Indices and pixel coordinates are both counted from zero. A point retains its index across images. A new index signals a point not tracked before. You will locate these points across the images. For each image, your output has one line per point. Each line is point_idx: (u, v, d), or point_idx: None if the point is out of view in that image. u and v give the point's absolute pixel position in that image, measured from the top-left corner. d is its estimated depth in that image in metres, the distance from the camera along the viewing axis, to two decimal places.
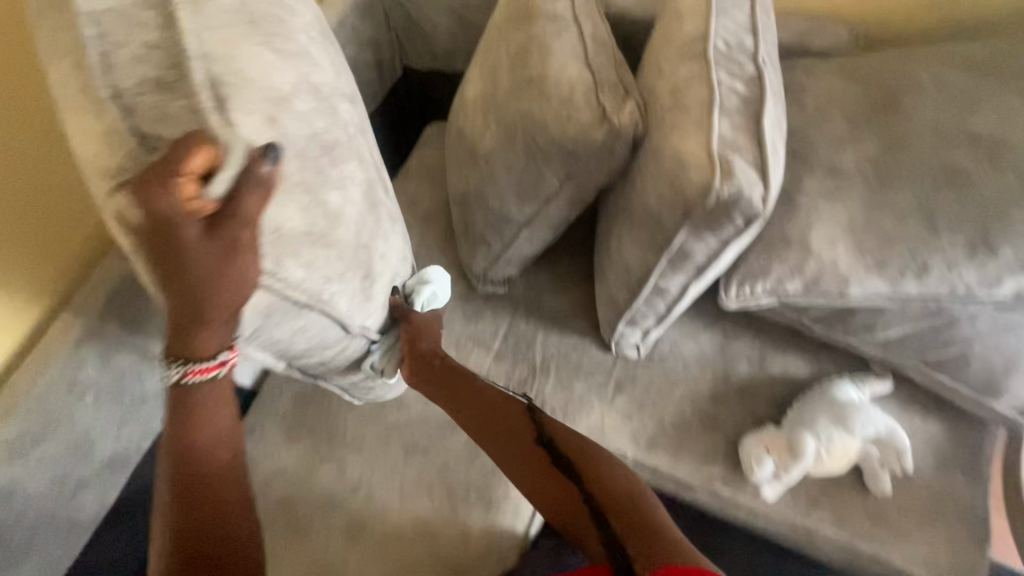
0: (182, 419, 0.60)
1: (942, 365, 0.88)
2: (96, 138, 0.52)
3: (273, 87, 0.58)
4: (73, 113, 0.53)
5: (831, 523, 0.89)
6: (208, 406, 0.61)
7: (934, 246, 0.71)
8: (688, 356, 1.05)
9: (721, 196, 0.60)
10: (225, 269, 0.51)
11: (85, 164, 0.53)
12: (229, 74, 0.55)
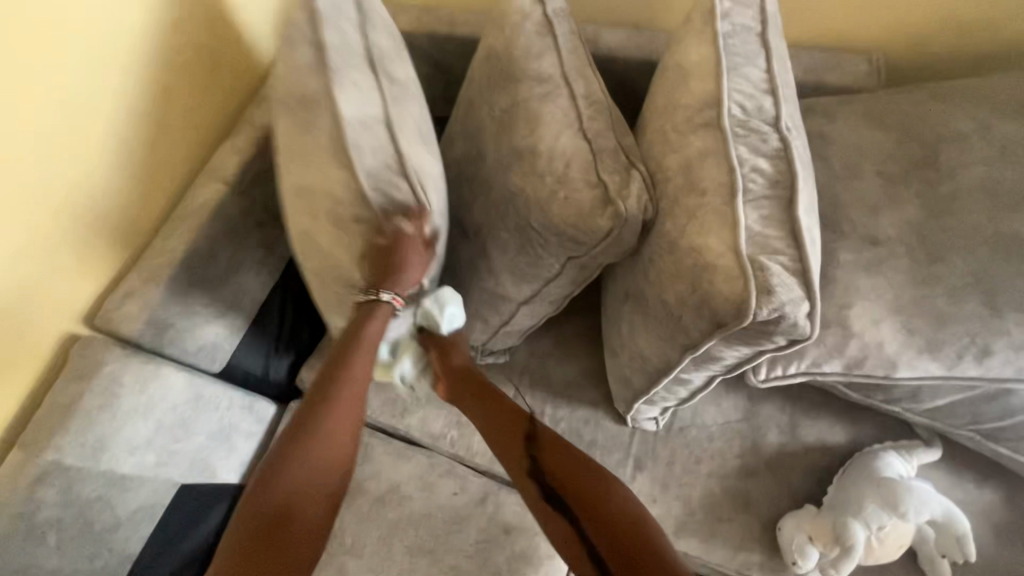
0: (316, 423, 0.71)
1: (999, 434, 0.78)
2: (335, 168, 0.70)
3: (423, 155, 0.73)
4: (318, 152, 0.72)
5: None
6: (343, 419, 0.72)
7: (996, 328, 0.63)
8: (712, 425, 0.95)
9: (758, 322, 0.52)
10: (416, 266, 0.70)
11: (323, 180, 0.70)
12: (414, 145, 0.74)
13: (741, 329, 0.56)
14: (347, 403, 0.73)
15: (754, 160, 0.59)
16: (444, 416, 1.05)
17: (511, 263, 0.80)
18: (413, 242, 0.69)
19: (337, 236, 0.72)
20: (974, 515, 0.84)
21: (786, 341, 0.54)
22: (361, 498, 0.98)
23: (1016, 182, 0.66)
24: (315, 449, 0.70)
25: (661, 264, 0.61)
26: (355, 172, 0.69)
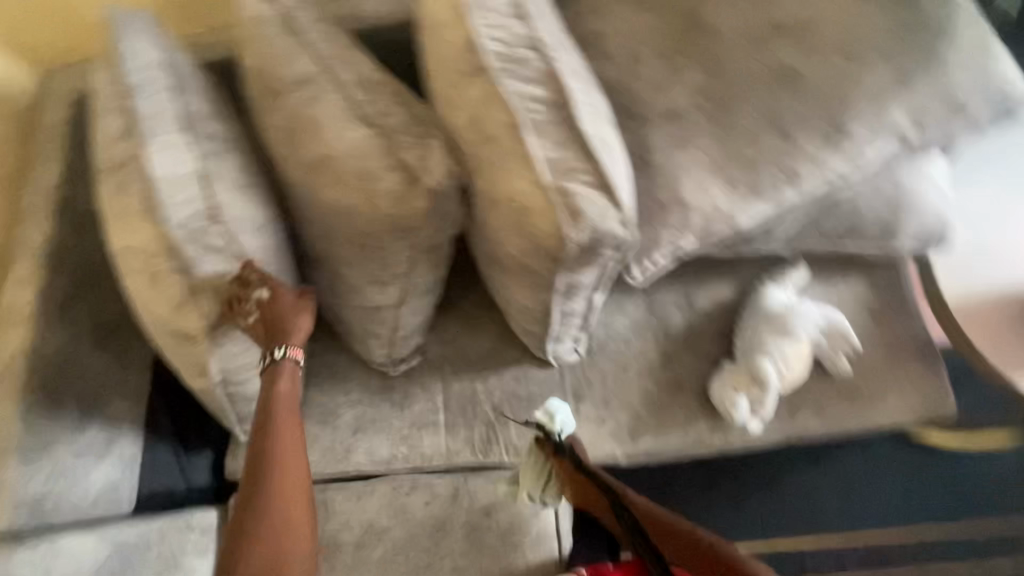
0: (261, 491, 0.66)
1: (843, 234, 0.88)
2: (142, 235, 0.67)
3: (223, 201, 0.69)
4: (124, 232, 0.68)
5: (817, 418, 0.91)
6: (293, 473, 0.69)
7: (794, 150, 0.68)
8: (624, 331, 1.00)
9: (579, 243, 0.54)
10: (298, 318, 0.71)
11: (133, 249, 0.67)
12: (209, 191, 0.69)
13: (575, 255, 0.57)
14: (286, 462, 0.69)
15: (527, 90, 0.59)
16: (387, 438, 1.00)
17: (371, 275, 0.76)
18: (287, 295, 0.70)
19: (160, 295, 0.68)
20: (852, 305, 0.94)
21: (616, 251, 0.56)
22: (340, 554, 0.95)
23: (764, 16, 0.70)
24: (267, 519, 0.65)
25: (492, 220, 0.61)
26: (158, 236, 0.66)
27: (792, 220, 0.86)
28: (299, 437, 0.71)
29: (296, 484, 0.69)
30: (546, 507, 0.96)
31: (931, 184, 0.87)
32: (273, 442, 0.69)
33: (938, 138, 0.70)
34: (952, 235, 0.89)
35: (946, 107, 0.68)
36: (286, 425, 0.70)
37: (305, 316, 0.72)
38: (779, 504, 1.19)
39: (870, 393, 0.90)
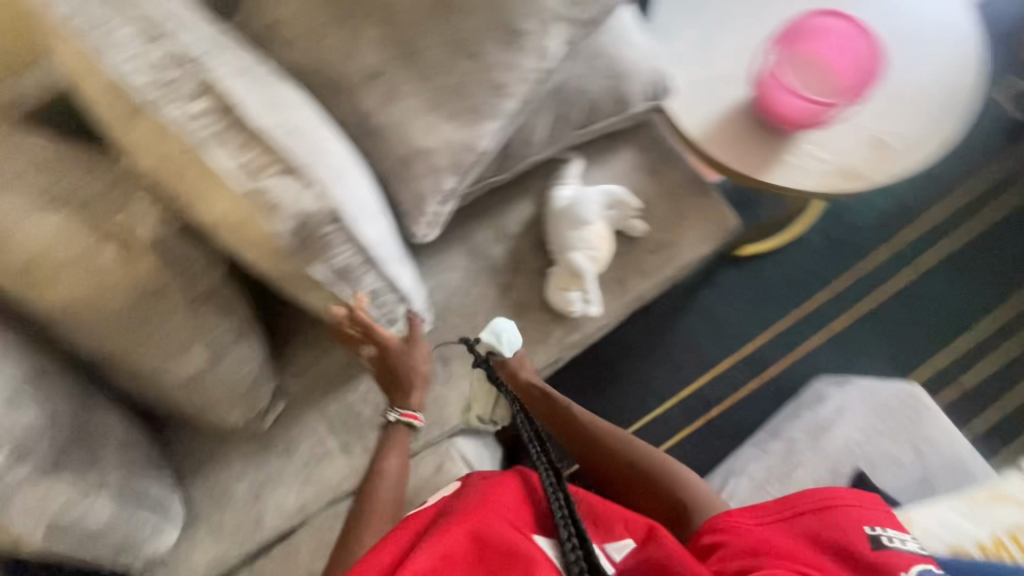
0: (361, 514, 0.83)
1: (587, 117, 0.95)
2: None
3: None
4: None
5: (642, 279, 1.02)
6: (391, 506, 0.85)
7: (486, 65, 0.72)
8: (459, 283, 1.04)
9: (296, 230, 0.55)
10: (416, 364, 0.92)
11: None
12: None
13: (302, 244, 0.57)
14: (389, 494, 0.86)
15: (189, 109, 0.56)
16: (289, 490, 0.96)
17: (160, 349, 0.72)
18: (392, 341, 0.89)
19: None
20: (629, 173, 1.05)
21: (335, 224, 0.57)
22: None
23: None
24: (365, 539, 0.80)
25: (229, 240, 0.60)
26: None
27: (538, 123, 0.93)
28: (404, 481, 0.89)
29: (386, 518, 0.84)
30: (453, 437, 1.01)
31: (632, 44, 0.96)
32: (377, 487, 0.86)
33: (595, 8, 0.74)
34: (674, 80, 1.00)
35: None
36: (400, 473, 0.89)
37: (414, 349, 0.92)
38: (660, 352, 1.44)
39: (672, 239, 1.02)
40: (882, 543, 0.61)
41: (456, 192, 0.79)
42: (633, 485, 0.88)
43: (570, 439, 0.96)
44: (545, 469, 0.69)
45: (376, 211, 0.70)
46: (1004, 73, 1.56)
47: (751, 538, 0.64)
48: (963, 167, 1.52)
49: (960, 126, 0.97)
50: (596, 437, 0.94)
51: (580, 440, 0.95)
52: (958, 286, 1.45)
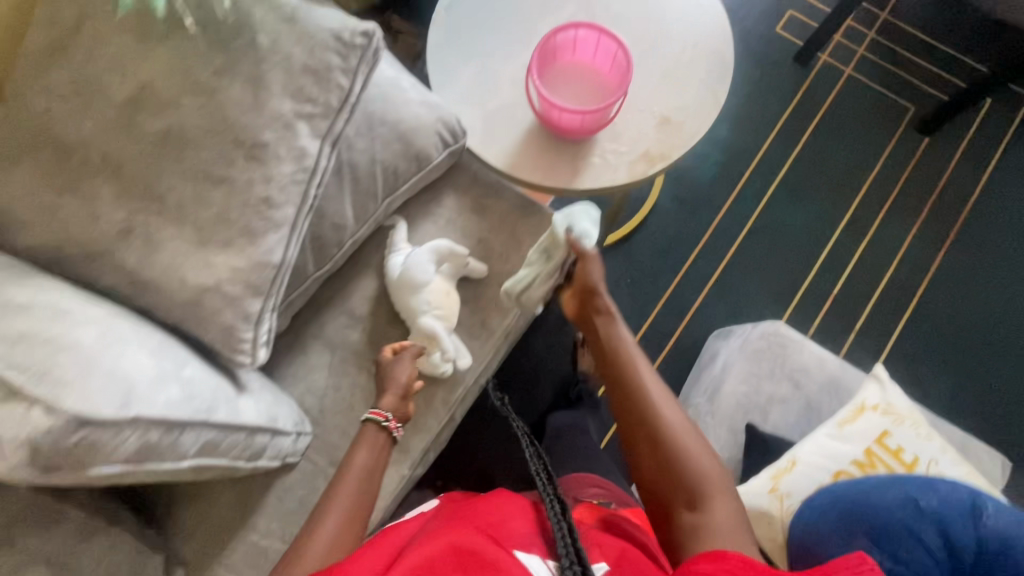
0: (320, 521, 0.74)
1: (391, 183, 0.94)
2: None
3: None
4: None
5: (502, 314, 1.03)
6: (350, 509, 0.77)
7: (240, 186, 0.69)
8: (327, 380, 1.00)
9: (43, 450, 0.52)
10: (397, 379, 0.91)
11: None
12: None
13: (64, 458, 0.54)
14: (349, 497, 0.79)
15: None
16: None
17: None
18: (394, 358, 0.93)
19: None
20: (458, 218, 1.06)
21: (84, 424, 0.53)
22: None
23: (109, 101, 0.66)
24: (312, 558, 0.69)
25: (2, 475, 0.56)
26: None
27: (342, 205, 0.91)
28: (371, 485, 0.83)
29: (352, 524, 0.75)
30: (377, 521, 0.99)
31: (410, 101, 0.95)
32: (342, 488, 0.79)
33: (333, 100, 0.71)
34: (466, 121, 1.03)
35: (311, 77, 0.69)
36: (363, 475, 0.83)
37: (403, 366, 0.92)
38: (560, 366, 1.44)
39: (516, 268, 1.04)
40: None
41: (271, 309, 0.78)
42: (655, 462, 0.68)
43: (621, 395, 0.75)
44: (550, 500, 0.54)
45: (171, 363, 0.66)
46: (787, 8, 1.68)
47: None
48: (778, 102, 1.63)
49: (722, 91, 1.05)
50: (648, 404, 0.72)
51: (633, 401, 0.73)
52: (805, 209, 1.57)
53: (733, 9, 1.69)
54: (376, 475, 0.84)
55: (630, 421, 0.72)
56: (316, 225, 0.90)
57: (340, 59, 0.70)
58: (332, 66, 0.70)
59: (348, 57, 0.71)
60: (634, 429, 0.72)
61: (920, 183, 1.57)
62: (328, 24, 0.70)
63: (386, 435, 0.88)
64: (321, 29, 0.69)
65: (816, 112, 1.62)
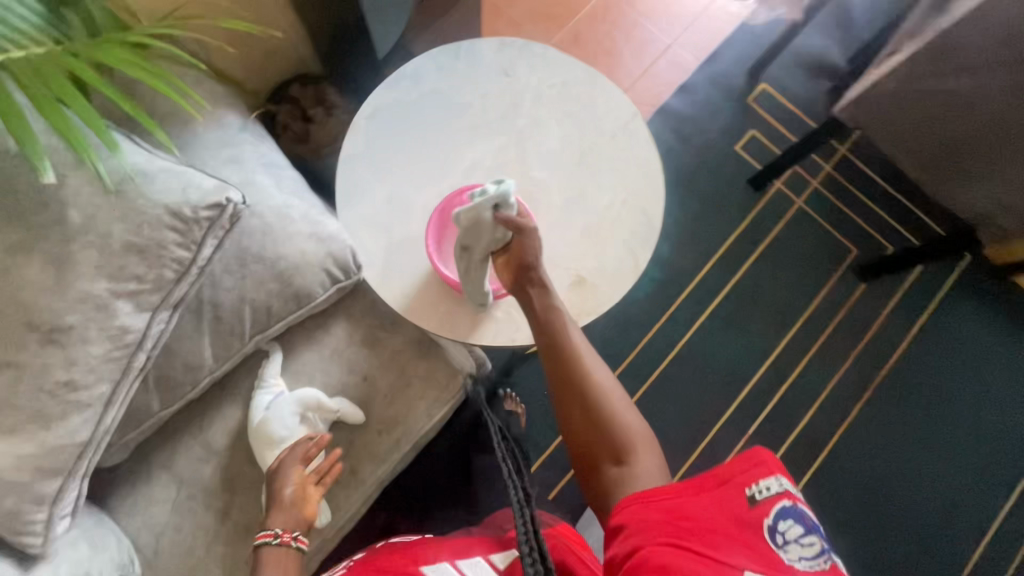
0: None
1: (263, 323, 0.85)
2: None
3: None
4: None
5: (375, 463, 0.95)
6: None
7: (33, 370, 0.59)
8: (168, 518, 0.90)
9: None
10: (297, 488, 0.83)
11: None
12: None
13: None
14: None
15: None
16: None
17: None
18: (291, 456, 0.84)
19: None
20: (345, 348, 0.97)
21: None
22: None
23: None
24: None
25: None
26: None
27: (200, 345, 0.81)
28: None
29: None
30: None
31: (299, 235, 0.86)
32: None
33: (167, 275, 0.63)
34: (367, 250, 0.95)
35: (137, 255, 0.60)
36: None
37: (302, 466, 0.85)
38: None
39: (399, 414, 0.96)
40: (758, 504, 0.59)
41: (80, 477, 0.68)
42: (589, 423, 0.77)
43: (558, 366, 0.82)
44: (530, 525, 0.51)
45: None
46: (750, 127, 1.65)
47: (652, 538, 0.59)
48: (726, 223, 1.60)
49: (644, 257, 0.99)
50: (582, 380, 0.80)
51: (568, 379, 0.81)
52: (735, 339, 1.54)
53: (696, 120, 1.65)
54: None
55: (566, 391, 0.80)
56: (165, 365, 0.80)
57: (177, 235, 0.61)
58: (165, 243, 0.61)
59: (188, 232, 0.62)
60: (567, 402, 0.80)
61: (852, 329, 1.56)
62: (168, 194, 0.61)
63: (285, 551, 0.79)
64: (155, 202, 0.60)
65: (761, 240, 1.60)
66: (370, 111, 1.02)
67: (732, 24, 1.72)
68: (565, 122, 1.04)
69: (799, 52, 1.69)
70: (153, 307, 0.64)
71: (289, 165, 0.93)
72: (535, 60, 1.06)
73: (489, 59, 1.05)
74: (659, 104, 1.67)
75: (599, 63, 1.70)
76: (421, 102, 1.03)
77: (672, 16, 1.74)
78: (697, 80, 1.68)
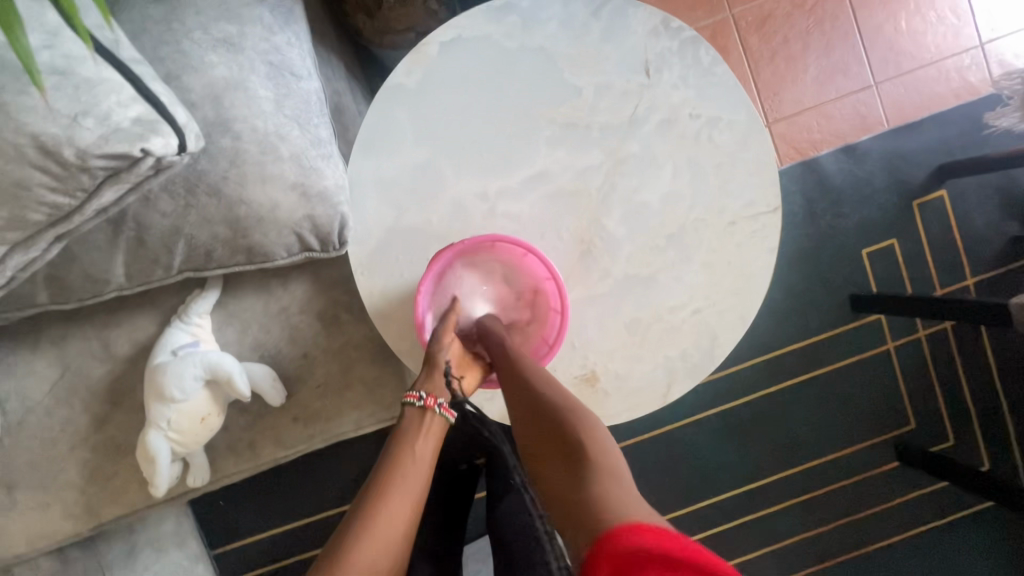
0: (354, 533, 0.53)
1: (198, 263, 0.66)
2: None
3: None
4: None
5: (277, 448, 0.82)
6: (401, 531, 0.54)
7: None
8: (42, 398, 0.79)
9: None
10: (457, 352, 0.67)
11: None
12: None
13: None
14: (409, 521, 0.56)
15: None
16: None
17: None
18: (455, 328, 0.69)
19: None
20: (296, 314, 0.79)
21: None
22: None
23: None
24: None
25: None
26: None
27: (110, 260, 0.63)
28: (424, 484, 0.60)
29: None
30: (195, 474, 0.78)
31: (278, 180, 0.63)
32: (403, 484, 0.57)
33: (34, 219, 0.45)
34: (365, 219, 0.74)
35: None
36: (419, 466, 0.60)
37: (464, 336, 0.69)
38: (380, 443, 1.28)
39: (324, 411, 0.81)
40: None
41: None
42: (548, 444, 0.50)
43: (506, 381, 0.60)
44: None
45: None
46: (896, 235, 1.30)
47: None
48: (800, 327, 1.32)
49: (678, 389, 0.76)
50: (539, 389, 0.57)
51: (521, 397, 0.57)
52: (730, 445, 1.33)
53: (843, 195, 1.30)
54: (428, 467, 0.61)
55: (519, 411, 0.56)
56: (61, 266, 0.63)
57: (48, 179, 0.43)
58: (30, 185, 0.44)
59: (69, 180, 0.44)
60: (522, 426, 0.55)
61: (857, 497, 1.34)
62: (50, 122, 0.42)
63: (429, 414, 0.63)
64: (27, 127, 0.42)
65: (825, 364, 1.33)
66: (448, 36, 0.74)
67: (955, 98, 1.31)
68: (683, 174, 0.75)
69: (1007, 175, 1.30)
70: (11, 244, 0.47)
71: (311, 73, 0.70)
72: (693, 69, 0.75)
73: (635, 40, 0.74)
74: (810, 154, 1.31)
75: (772, 67, 1.32)
76: (519, 57, 0.74)
77: (891, 50, 1.32)
78: (874, 147, 1.30)
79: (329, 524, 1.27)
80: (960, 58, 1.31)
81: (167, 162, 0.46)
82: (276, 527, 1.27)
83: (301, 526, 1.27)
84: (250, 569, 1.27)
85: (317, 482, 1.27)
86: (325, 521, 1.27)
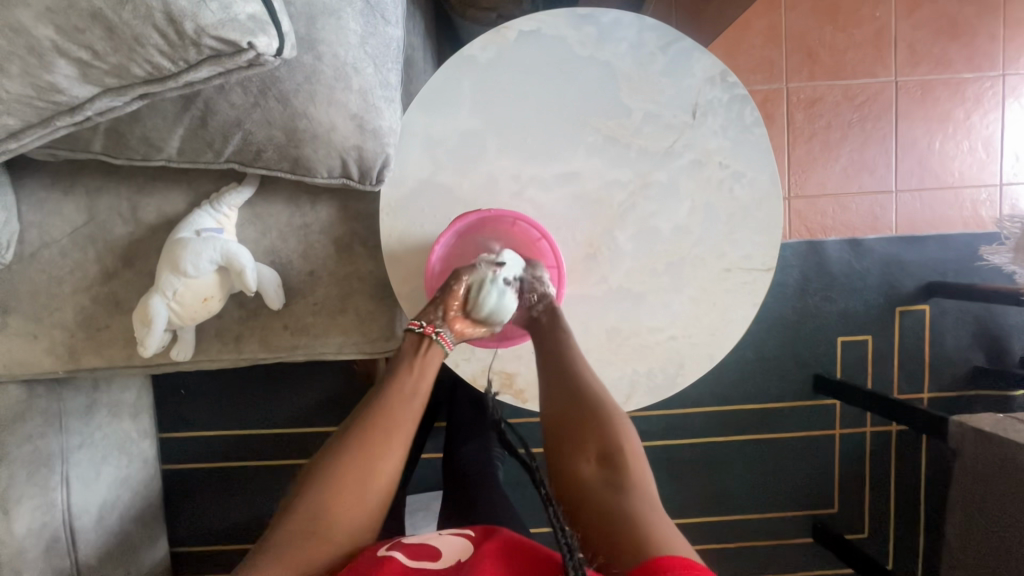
0: (352, 437, 0.66)
1: (246, 157, 0.71)
2: None
3: None
4: None
5: (259, 347, 0.87)
6: (385, 455, 0.66)
7: None
8: (60, 240, 0.83)
9: None
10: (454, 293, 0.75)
11: None
12: None
13: None
14: (398, 448, 0.67)
15: None
16: None
17: None
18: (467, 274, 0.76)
19: None
20: (315, 234, 0.85)
21: None
22: None
23: None
24: (350, 512, 0.63)
25: None
26: None
27: (169, 132, 0.68)
28: (411, 422, 0.69)
29: (341, 495, 0.63)
30: (179, 352, 0.83)
31: (342, 105, 0.68)
32: (399, 415, 0.68)
33: (135, 73, 0.52)
34: (404, 166, 0.80)
35: (105, 32, 0.49)
36: (388, 433, 0.67)
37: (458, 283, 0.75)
38: (345, 378, 1.33)
39: (312, 327, 0.86)
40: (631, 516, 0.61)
41: None
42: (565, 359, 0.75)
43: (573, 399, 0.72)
44: None
45: None
46: (872, 333, 1.38)
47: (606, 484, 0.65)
48: (760, 390, 1.39)
49: (635, 402, 0.83)
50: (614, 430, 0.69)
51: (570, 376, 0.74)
52: (663, 476, 1.40)
53: (836, 281, 1.37)
54: (419, 405, 0.70)
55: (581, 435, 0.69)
56: (124, 122, 0.68)
57: (162, 44, 0.49)
58: (145, 43, 0.49)
59: (179, 49, 0.50)
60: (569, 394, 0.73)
61: (764, 559, 1.42)
62: None
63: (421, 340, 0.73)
64: None
65: (773, 430, 1.40)
66: (527, 27, 0.80)
67: (962, 225, 1.40)
68: (697, 214, 0.82)
69: (988, 309, 1.38)
70: (104, 88, 0.53)
71: (396, 22, 0.76)
72: (734, 123, 0.81)
73: (692, 83, 0.81)
74: (818, 236, 1.39)
75: (808, 146, 1.39)
76: (585, 65, 0.80)
77: (920, 164, 1.40)
78: (877, 248, 1.37)
79: (277, 439, 1.33)
80: (977, 190, 1.40)
81: (263, 60, 0.51)
82: (226, 428, 1.32)
83: (249, 434, 1.32)
84: (190, 460, 1.32)
85: (278, 398, 1.32)
86: (273, 435, 1.32)
